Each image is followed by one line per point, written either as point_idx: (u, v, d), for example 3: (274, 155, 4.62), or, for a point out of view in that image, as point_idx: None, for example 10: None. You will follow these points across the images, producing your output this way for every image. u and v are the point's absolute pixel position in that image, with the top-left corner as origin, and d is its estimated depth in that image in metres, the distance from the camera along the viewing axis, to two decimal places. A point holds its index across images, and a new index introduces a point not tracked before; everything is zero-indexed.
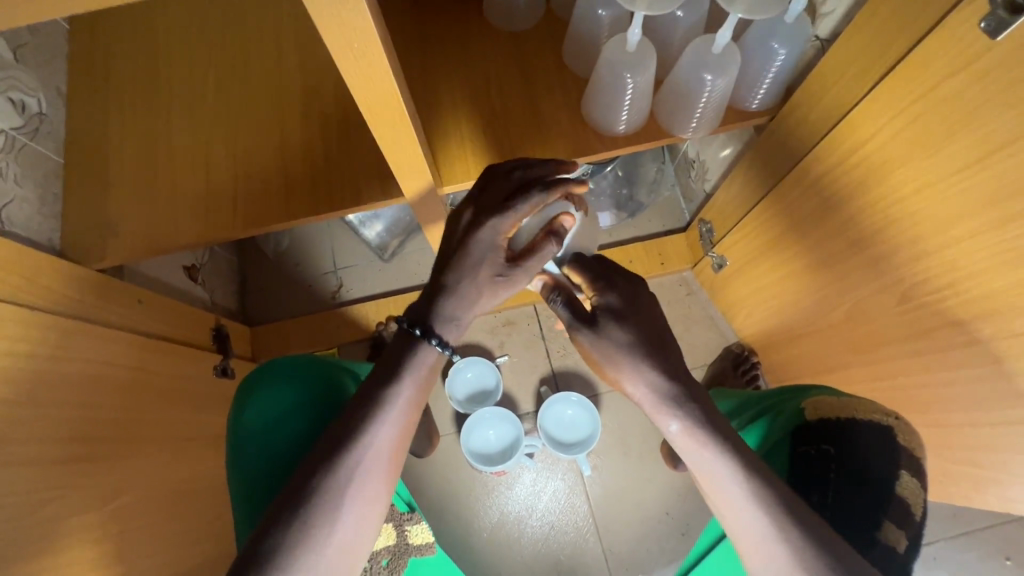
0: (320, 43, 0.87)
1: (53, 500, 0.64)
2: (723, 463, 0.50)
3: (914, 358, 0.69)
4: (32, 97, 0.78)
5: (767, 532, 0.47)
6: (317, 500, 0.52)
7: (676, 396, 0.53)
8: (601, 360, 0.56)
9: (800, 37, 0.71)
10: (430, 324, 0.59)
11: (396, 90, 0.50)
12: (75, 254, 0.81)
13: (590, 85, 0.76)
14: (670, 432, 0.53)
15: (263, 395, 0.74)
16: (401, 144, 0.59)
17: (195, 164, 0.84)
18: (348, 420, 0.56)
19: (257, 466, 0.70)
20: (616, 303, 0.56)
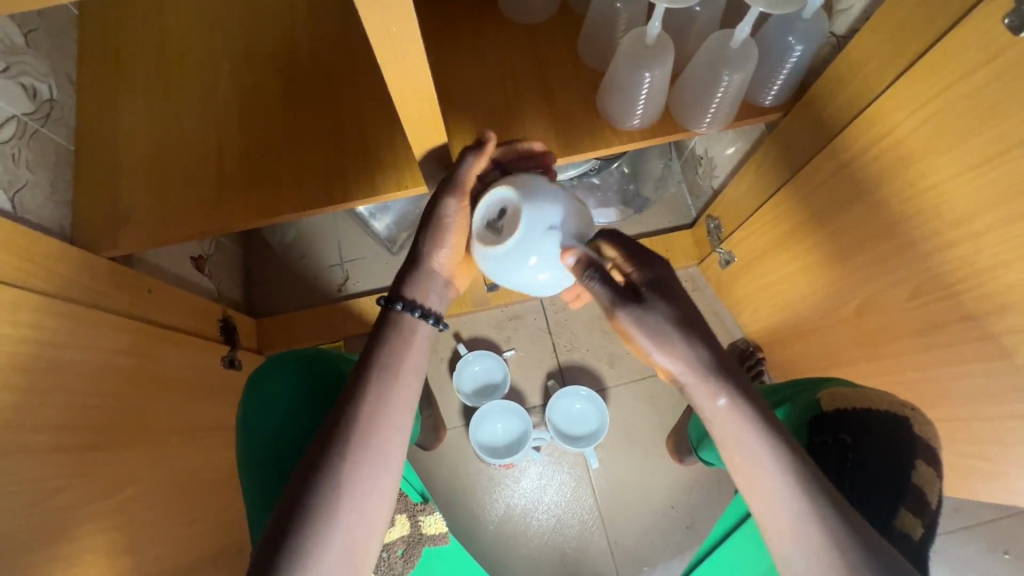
0: (335, 33, 0.87)
1: (65, 488, 0.64)
2: (763, 444, 0.50)
3: (926, 353, 0.69)
4: (43, 83, 0.78)
5: (803, 516, 0.47)
6: (330, 471, 0.52)
7: (719, 373, 0.53)
8: (645, 339, 0.54)
9: (817, 33, 0.71)
10: (401, 288, 0.63)
11: (425, 76, 0.49)
12: (86, 242, 0.80)
13: (607, 79, 0.77)
14: (714, 408, 0.53)
15: (273, 385, 0.74)
16: (424, 134, 0.58)
17: (208, 153, 0.83)
18: (353, 391, 0.57)
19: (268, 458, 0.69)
20: (658, 282, 0.56)
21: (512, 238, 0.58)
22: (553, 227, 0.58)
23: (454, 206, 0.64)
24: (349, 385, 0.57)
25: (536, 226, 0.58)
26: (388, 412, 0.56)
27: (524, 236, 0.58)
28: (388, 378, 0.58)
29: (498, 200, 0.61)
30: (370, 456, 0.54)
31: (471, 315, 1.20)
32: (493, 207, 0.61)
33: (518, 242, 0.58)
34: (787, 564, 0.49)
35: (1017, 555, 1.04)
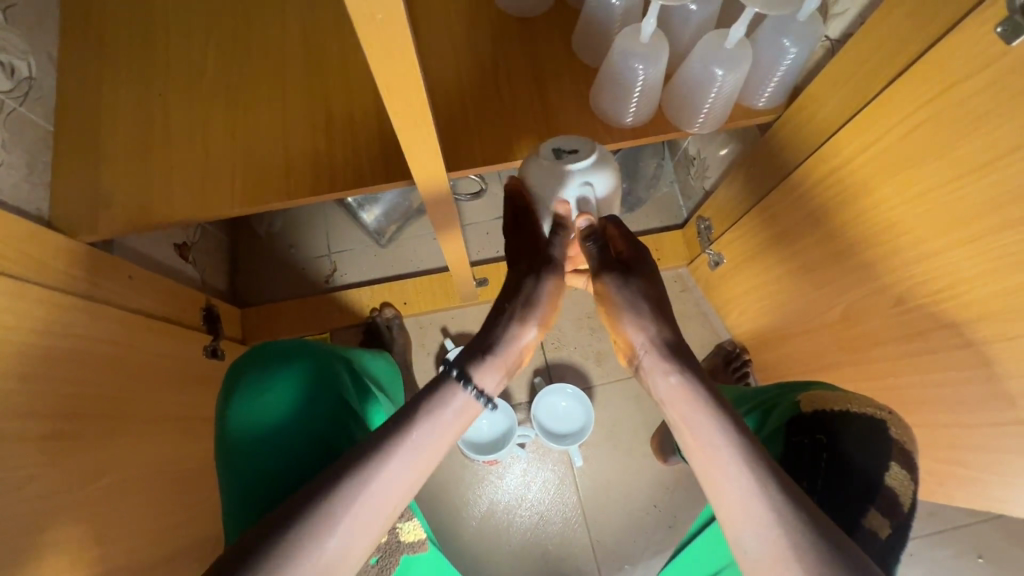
0: (326, 19, 0.85)
1: (37, 477, 0.63)
2: (716, 423, 0.49)
3: (908, 359, 0.70)
4: (21, 61, 0.76)
5: (751, 495, 0.45)
6: (351, 482, 0.46)
7: (676, 356, 0.55)
8: (621, 306, 0.59)
9: (811, 36, 0.71)
10: (467, 363, 0.54)
11: (414, 64, 0.48)
12: (64, 226, 0.78)
13: (600, 75, 0.76)
14: (669, 386, 0.53)
15: (266, 366, 0.64)
16: (419, 136, 0.59)
17: (192, 138, 0.81)
18: (390, 424, 0.50)
19: (247, 446, 0.60)
20: (637, 265, 0.62)
21: (562, 168, 0.63)
22: (590, 185, 0.64)
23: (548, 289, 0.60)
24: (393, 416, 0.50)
25: (583, 176, 0.64)
26: (430, 442, 0.49)
27: (570, 174, 0.64)
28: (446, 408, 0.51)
29: (572, 141, 0.66)
30: (376, 493, 0.46)
31: (459, 311, 1.23)
32: (566, 143, 0.66)
33: (563, 175, 0.64)
34: (745, 558, 0.45)
35: (991, 559, 1.06)
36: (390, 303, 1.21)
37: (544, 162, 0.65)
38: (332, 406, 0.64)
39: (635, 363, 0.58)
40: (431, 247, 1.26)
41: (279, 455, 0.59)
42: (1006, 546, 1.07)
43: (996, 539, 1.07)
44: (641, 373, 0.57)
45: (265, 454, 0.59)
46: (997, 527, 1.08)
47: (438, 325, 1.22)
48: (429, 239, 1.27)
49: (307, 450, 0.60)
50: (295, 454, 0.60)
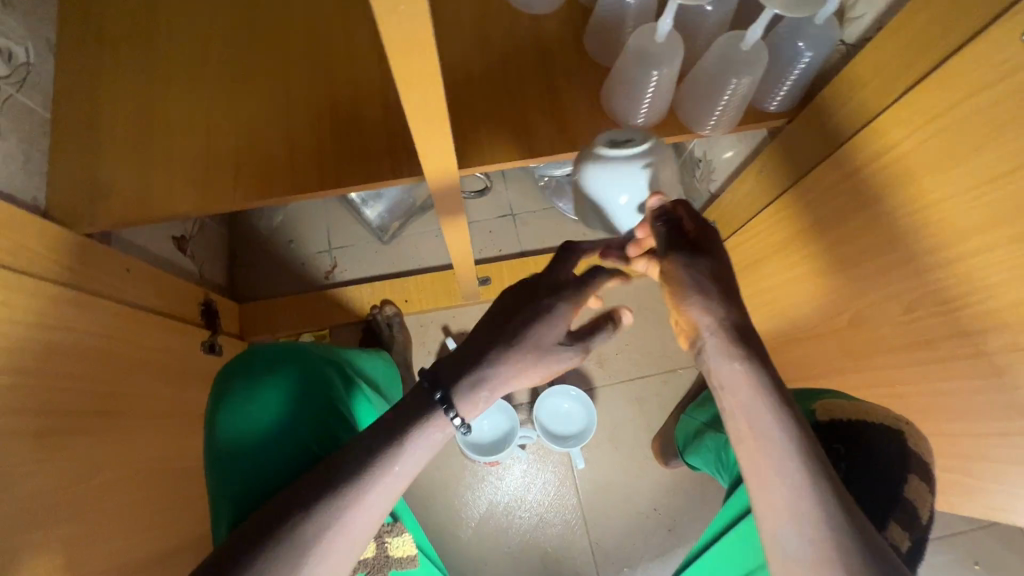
0: (333, 11, 0.83)
1: (31, 474, 0.61)
2: (773, 418, 0.48)
3: (916, 366, 0.70)
4: (19, 46, 0.74)
5: (799, 496, 0.45)
6: (330, 501, 0.43)
7: (743, 342, 0.51)
8: (686, 284, 0.54)
9: (827, 40, 0.70)
10: (459, 378, 0.49)
11: (436, 68, 0.46)
12: (60, 217, 0.76)
13: (613, 72, 0.74)
14: (732, 373, 0.50)
15: (254, 374, 0.62)
16: (435, 136, 0.57)
17: (193, 130, 0.79)
18: (372, 436, 0.47)
19: (235, 454, 0.56)
20: (707, 248, 0.56)
21: (618, 155, 0.63)
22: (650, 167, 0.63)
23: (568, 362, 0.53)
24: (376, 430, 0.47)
25: (639, 160, 0.63)
26: (422, 450, 0.47)
27: (626, 160, 0.63)
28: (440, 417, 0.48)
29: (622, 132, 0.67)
30: (356, 512, 0.44)
31: (461, 310, 1.22)
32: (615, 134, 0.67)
33: (618, 160, 0.63)
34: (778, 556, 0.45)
35: (987, 566, 1.07)
36: (391, 301, 1.19)
37: (597, 155, 0.65)
38: (322, 415, 0.62)
39: (696, 346, 0.54)
40: (434, 245, 1.25)
41: (270, 463, 0.56)
42: (1002, 553, 1.07)
43: (993, 546, 1.08)
44: (701, 358, 0.53)
45: (253, 462, 0.56)
46: (994, 533, 1.09)
47: (439, 324, 1.21)
48: (431, 236, 1.25)
49: (298, 457, 0.57)
50: (287, 461, 0.57)
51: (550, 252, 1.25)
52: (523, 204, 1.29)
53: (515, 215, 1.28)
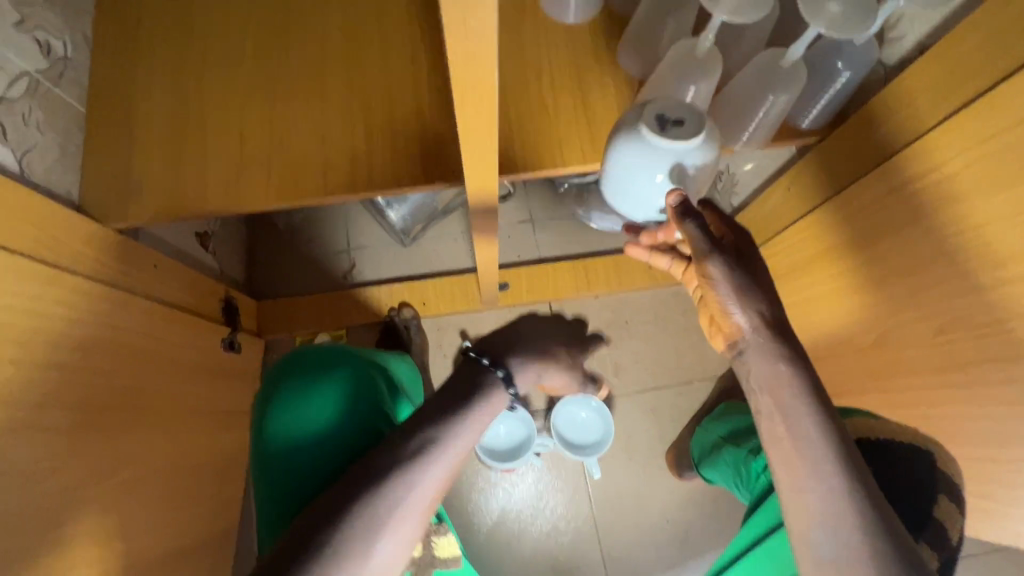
0: (370, 14, 0.84)
1: (54, 471, 0.60)
2: (811, 419, 0.48)
3: (943, 390, 0.70)
4: (57, 40, 0.74)
5: (838, 502, 0.45)
6: (388, 489, 0.44)
7: (782, 340, 0.52)
8: (722, 283, 0.54)
9: (866, 60, 0.71)
10: (507, 357, 0.59)
11: (495, 81, 0.45)
12: (92, 211, 0.76)
13: (649, 84, 0.73)
14: (769, 373, 0.51)
15: (304, 380, 0.63)
16: (481, 150, 0.56)
17: (227, 128, 0.79)
18: (425, 421, 0.49)
19: (282, 458, 0.58)
20: (742, 249, 0.56)
21: (667, 142, 0.65)
22: (689, 163, 0.66)
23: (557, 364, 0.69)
24: (431, 418, 0.49)
25: (682, 154, 0.66)
26: (464, 440, 0.49)
27: (671, 150, 0.65)
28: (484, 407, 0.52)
29: (677, 110, 0.66)
30: (409, 498, 0.45)
31: (477, 314, 1.22)
32: (670, 110, 0.66)
33: (664, 148, 0.65)
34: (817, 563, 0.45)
35: None
36: (409, 304, 1.20)
37: (649, 133, 0.65)
38: (365, 413, 0.60)
39: (737, 347, 0.54)
40: (454, 249, 1.25)
41: (314, 465, 0.56)
42: None
43: (1006, 570, 1.08)
44: (740, 359, 0.54)
45: (302, 466, 0.57)
46: (1007, 557, 1.09)
47: (456, 328, 1.21)
48: (452, 240, 1.25)
49: (341, 457, 0.56)
50: (329, 462, 0.56)
51: (569, 259, 1.25)
52: (543, 211, 1.29)
53: (534, 221, 1.28)
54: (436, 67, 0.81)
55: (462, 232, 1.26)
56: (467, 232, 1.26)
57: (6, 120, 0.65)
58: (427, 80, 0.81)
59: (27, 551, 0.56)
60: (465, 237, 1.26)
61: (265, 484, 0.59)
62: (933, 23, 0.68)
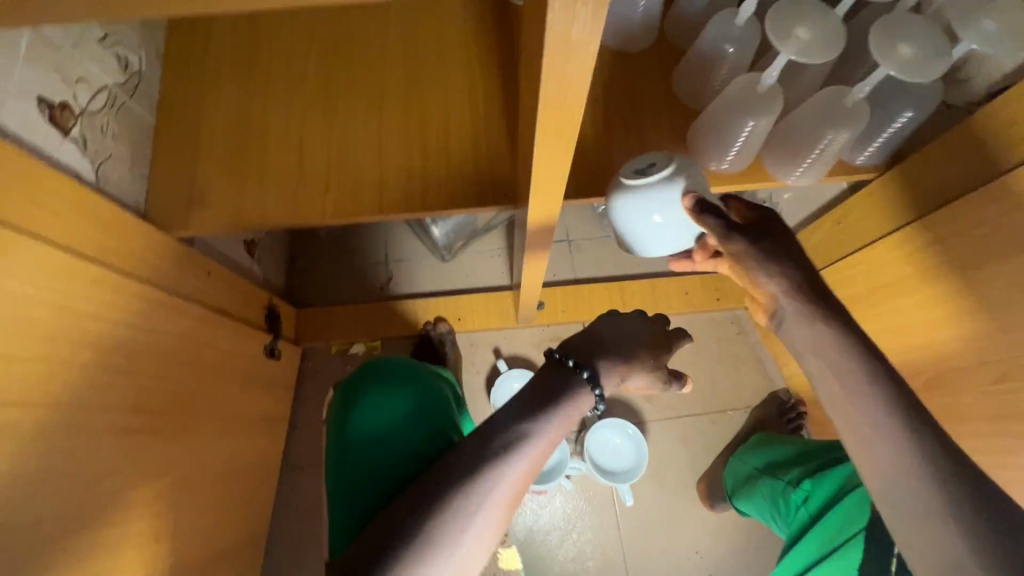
0: (429, 38, 0.86)
1: (111, 473, 0.64)
2: (861, 376, 0.46)
3: (996, 439, 0.67)
4: (134, 55, 0.78)
5: (919, 483, 0.41)
6: (464, 487, 0.44)
7: (820, 301, 0.49)
8: (754, 257, 0.51)
9: (930, 102, 0.70)
10: (595, 359, 0.53)
11: (577, 121, 0.46)
12: (156, 218, 0.79)
13: (703, 116, 0.74)
14: (811, 335, 0.49)
15: (378, 385, 0.66)
16: (546, 181, 0.57)
17: (288, 143, 0.81)
18: (499, 419, 0.48)
19: (359, 461, 0.60)
20: (770, 224, 0.52)
21: (652, 182, 0.59)
22: (690, 180, 0.59)
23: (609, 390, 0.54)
24: (504, 413, 0.49)
25: (678, 179, 0.59)
26: (537, 443, 0.47)
27: (663, 184, 0.59)
28: (567, 410, 0.50)
29: (646, 157, 0.63)
30: (490, 492, 0.45)
31: (512, 332, 1.23)
32: (639, 162, 0.63)
33: (655, 188, 0.59)
34: (915, 550, 0.42)
35: None
36: (445, 318, 1.21)
37: (633, 188, 0.60)
38: (439, 421, 0.63)
39: (774, 315, 0.52)
40: (491, 266, 1.26)
41: (391, 468, 0.58)
42: None
43: None
44: (782, 326, 0.51)
45: (373, 464, 0.59)
46: None
47: (490, 345, 1.22)
48: (489, 257, 1.27)
49: (417, 462, 0.58)
50: (405, 466, 0.58)
51: (604, 281, 1.25)
52: (580, 231, 1.29)
53: (571, 241, 1.28)
54: (492, 89, 0.83)
55: (498, 248, 1.27)
56: (505, 248, 1.27)
57: (87, 132, 0.69)
58: (482, 102, 0.82)
59: (70, 551, 0.57)
60: (501, 253, 1.27)
61: (333, 483, 0.61)
62: (1003, 71, 0.66)
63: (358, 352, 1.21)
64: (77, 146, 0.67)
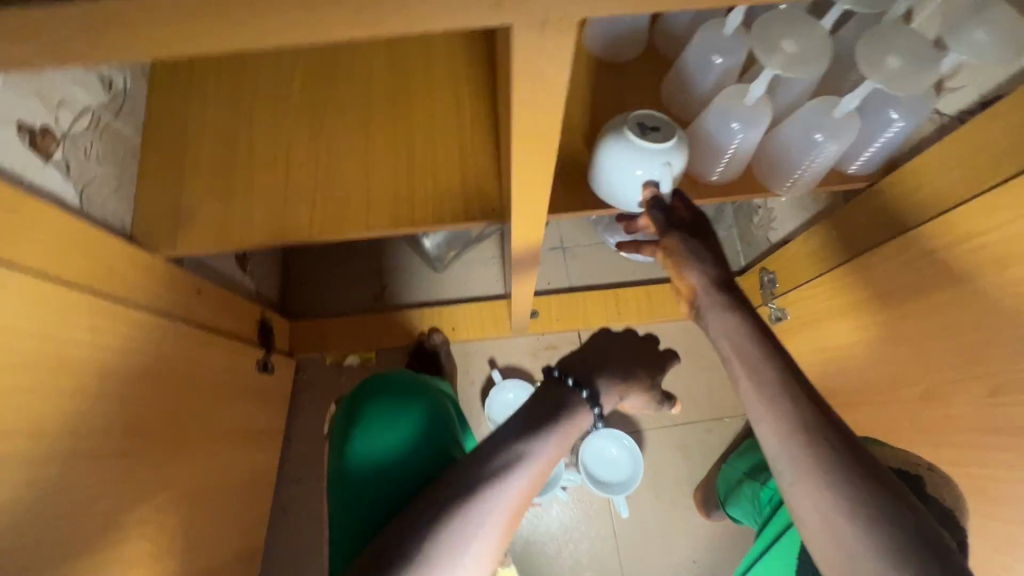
0: (415, 51, 0.85)
1: (102, 497, 0.63)
2: (761, 357, 0.49)
3: (981, 453, 0.66)
4: (119, 74, 0.77)
5: (804, 453, 0.45)
6: (466, 501, 0.42)
7: (734, 294, 0.53)
8: (682, 250, 0.55)
9: (922, 110, 0.68)
10: (594, 376, 0.52)
11: (556, 146, 0.45)
12: (144, 239, 0.78)
13: (690, 128, 0.73)
14: (721, 319, 0.53)
15: (381, 398, 0.64)
16: (529, 202, 0.56)
17: (276, 161, 0.81)
18: (497, 435, 0.47)
19: (364, 484, 0.57)
20: (700, 224, 0.58)
21: (648, 144, 0.63)
22: (671, 165, 0.64)
23: (610, 403, 0.52)
24: (500, 429, 0.47)
25: (665, 155, 0.64)
26: (533, 465, 0.45)
27: (652, 153, 0.63)
28: (564, 430, 0.48)
29: (656, 117, 0.66)
30: (490, 504, 0.42)
31: (507, 342, 1.22)
32: (649, 118, 0.66)
33: (646, 151, 0.63)
34: (800, 514, 0.45)
35: None
36: (439, 329, 1.19)
37: (631, 139, 0.63)
38: (443, 436, 0.61)
39: (694, 304, 0.56)
40: (486, 276, 1.25)
41: (396, 492, 0.56)
42: None
43: None
44: (699, 316, 0.55)
45: (376, 485, 0.57)
46: None
47: (485, 355, 1.21)
48: (484, 266, 1.26)
49: (419, 483, 0.56)
50: (409, 490, 0.56)
51: (598, 289, 1.24)
52: (574, 238, 1.28)
53: (565, 249, 1.28)
54: (480, 104, 0.82)
55: (493, 256, 1.27)
56: (499, 256, 1.27)
57: (70, 155, 0.68)
58: (470, 116, 0.82)
59: None
60: (496, 262, 1.27)
61: (335, 504, 0.59)
62: (995, 81, 0.66)
63: (353, 363, 1.21)
64: (61, 170, 0.67)
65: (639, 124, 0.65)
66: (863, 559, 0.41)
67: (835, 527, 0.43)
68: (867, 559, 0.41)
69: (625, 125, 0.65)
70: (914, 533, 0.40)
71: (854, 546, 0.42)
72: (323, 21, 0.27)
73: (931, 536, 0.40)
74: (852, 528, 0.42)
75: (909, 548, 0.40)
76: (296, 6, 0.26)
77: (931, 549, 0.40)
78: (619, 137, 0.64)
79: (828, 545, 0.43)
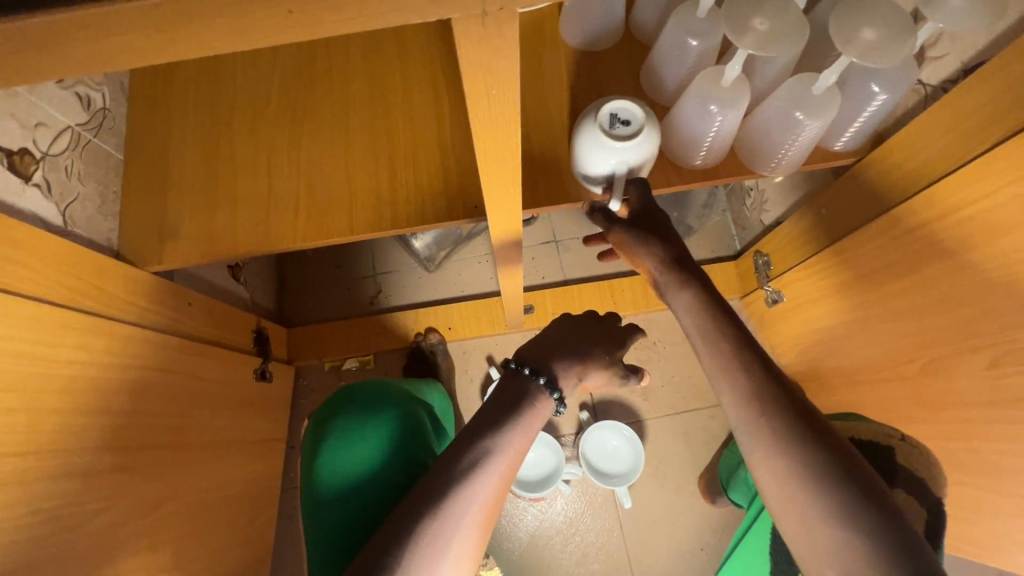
0: (389, 51, 0.85)
1: (103, 510, 0.63)
2: (719, 331, 0.51)
3: (985, 426, 0.65)
4: (97, 92, 0.77)
5: (756, 418, 0.45)
6: (447, 499, 0.42)
7: (693, 273, 0.56)
8: (632, 236, 0.59)
9: (904, 81, 0.66)
10: (550, 361, 0.52)
11: (519, 135, 0.44)
12: (130, 255, 0.79)
13: (671, 113, 0.73)
14: (682, 297, 0.55)
15: (351, 411, 0.63)
16: (502, 190, 0.55)
17: (257, 169, 0.81)
18: (470, 431, 0.46)
19: (341, 499, 0.56)
20: (646, 210, 0.61)
21: (607, 140, 0.64)
22: (623, 164, 0.66)
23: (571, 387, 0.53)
24: (471, 423, 0.47)
25: (623, 153, 0.65)
26: (503, 459, 0.45)
27: (608, 149, 0.65)
28: (528, 421, 0.48)
29: (631, 111, 0.65)
30: (465, 502, 0.42)
31: (503, 338, 1.22)
32: (625, 110, 0.65)
33: (604, 146, 0.65)
34: (758, 479, 0.46)
35: None
36: (436, 329, 1.20)
37: (597, 131, 0.64)
38: (417, 446, 0.61)
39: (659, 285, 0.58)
40: (479, 273, 1.25)
41: (372, 507, 0.55)
42: None
43: None
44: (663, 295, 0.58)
45: (350, 498, 0.56)
46: None
47: (482, 352, 1.21)
48: (475, 263, 1.26)
49: (395, 493, 0.55)
50: (386, 503, 0.55)
51: (593, 281, 1.23)
52: (566, 230, 1.28)
53: (558, 242, 1.27)
54: (456, 102, 0.82)
55: (485, 254, 1.27)
56: (492, 253, 1.27)
57: (50, 175, 0.69)
58: (448, 114, 0.82)
59: None
60: (489, 259, 1.27)
61: (309, 519, 0.58)
62: (976, 47, 0.65)
63: (352, 368, 1.21)
64: (41, 191, 0.67)
65: (611, 117, 0.65)
66: (810, 518, 0.41)
67: (786, 490, 0.43)
68: (814, 518, 0.41)
69: (601, 114, 0.65)
70: (862, 494, 0.40)
71: (805, 509, 0.42)
72: (257, 25, 0.27)
73: (879, 498, 0.40)
74: (803, 492, 0.42)
75: (854, 509, 0.40)
76: (226, 12, 0.25)
77: (878, 510, 0.39)
78: (583, 130, 0.66)
79: (782, 509, 0.43)
